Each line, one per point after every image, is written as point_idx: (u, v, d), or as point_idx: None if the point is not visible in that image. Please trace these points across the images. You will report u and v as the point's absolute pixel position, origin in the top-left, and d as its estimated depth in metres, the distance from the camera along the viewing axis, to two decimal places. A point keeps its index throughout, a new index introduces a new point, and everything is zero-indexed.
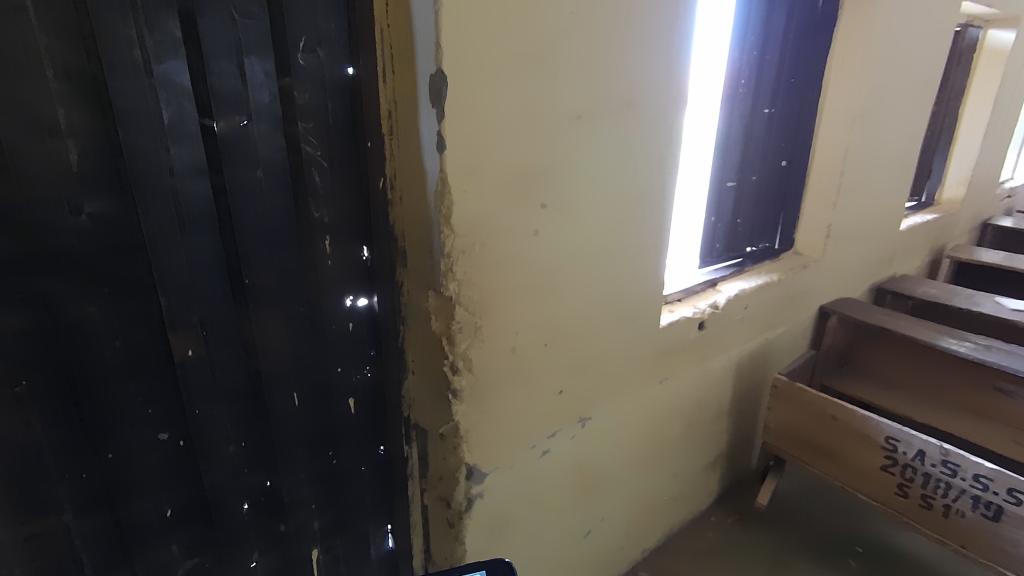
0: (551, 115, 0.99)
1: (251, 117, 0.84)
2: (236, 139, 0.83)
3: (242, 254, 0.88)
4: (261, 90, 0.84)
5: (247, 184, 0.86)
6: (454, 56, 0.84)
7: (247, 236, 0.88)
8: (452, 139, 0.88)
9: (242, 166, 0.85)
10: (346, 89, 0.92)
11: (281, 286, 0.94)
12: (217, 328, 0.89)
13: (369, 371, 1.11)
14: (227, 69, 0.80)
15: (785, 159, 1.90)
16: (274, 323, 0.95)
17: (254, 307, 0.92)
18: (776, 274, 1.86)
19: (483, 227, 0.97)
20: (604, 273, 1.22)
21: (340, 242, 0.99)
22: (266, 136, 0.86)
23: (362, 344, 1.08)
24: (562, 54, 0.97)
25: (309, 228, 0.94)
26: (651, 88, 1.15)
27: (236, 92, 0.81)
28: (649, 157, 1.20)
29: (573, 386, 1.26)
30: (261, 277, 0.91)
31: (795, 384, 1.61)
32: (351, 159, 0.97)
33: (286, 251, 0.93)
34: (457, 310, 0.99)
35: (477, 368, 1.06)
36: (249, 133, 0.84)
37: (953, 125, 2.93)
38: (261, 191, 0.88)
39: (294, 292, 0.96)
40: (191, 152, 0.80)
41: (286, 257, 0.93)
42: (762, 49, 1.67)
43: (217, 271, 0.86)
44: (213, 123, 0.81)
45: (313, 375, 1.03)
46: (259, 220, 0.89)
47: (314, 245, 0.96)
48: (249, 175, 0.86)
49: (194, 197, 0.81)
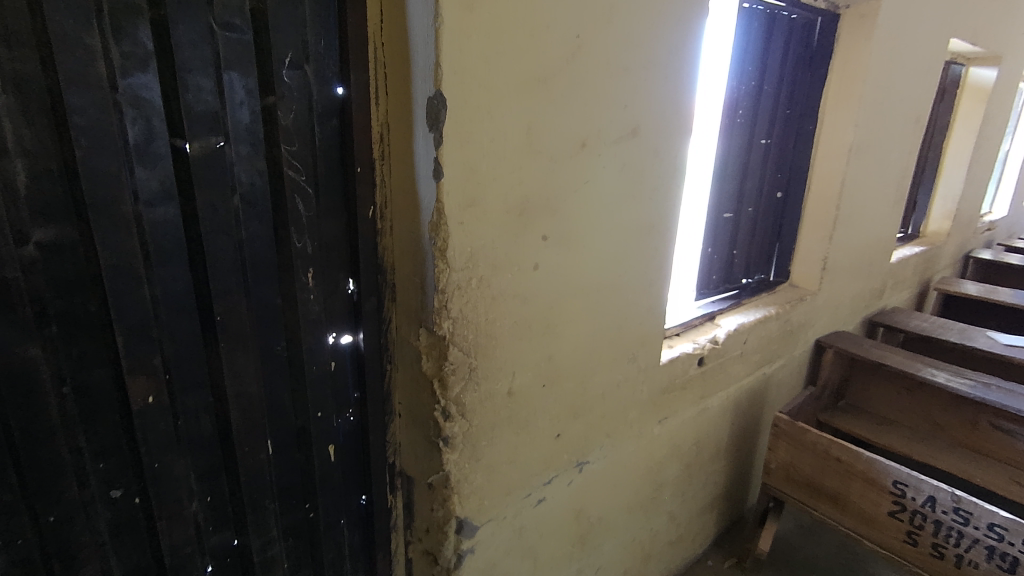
0: (554, 144, 0.93)
1: (230, 138, 0.76)
2: (212, 162, 0.75)
3: (214, 287, 0.79)
4: (241, 110, 0.76)
5: (221, 210, 0.78)
6: (455, 78, 0.78)
7: (219, 266, 0.79)
8: (450, 166, 0.81)
9: (217, 192, 0.77)
10: (335, 111, 0.85)
11: (256, 322, 0.85)
12: (181, 369, 0.79)
13: (351, 414, 1.02)
14: (203, 85, 0.72)
15: (780, 191, 1.89)
16: (247, 364, 0.85)
17: (225, 347, 0.82)
18: (774, 307, 1.82)
19: (481, 261, 0.90)
20: (605, 308, 1.15)
21: (324, 275, 0.91)
22: (245, 159, 0.78)
23: (345, 386, 0.99)
24: (567, 81, 0.91)
25: (291, 259, 0.86)
26: (656, 116, 1.09)
27: (214, 111, 0.74)
28: (652, 189, 1.15)
29: (570, 429, 1.18)
30: (234, 312, 0.82)
31: (795, 423, 1.55)
32: (338, 186, 0.89)
33: (263, 285, 0.84)
34: (451, 350, 0.91)
35: (470, 413, 0.97)
36: (226, 156, 0.76)
37: (938, 159, 2.97)
38: (239, 219, 0.80)
39: (270, 329, 0.87)
40: (158, 175, 0.71)
41: (262, 291, 0.85)
42: (760, 79, 1.65)
43: (183, 306, 0.77)
44: (186, 144, 0.73)
45: (288, 420, 0.93)
46: (234, 250, 0.80)
47: (295, 278, 0.87)
48: (224, 202, 0.78)
49: (161, 225, 0.73)
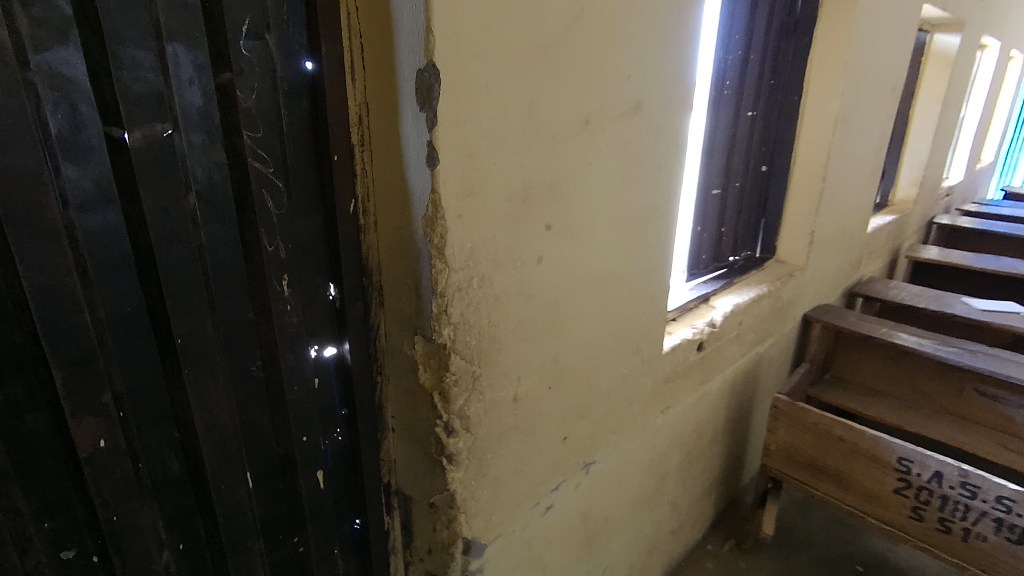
0: (557, 122, 0.83)
1: (181, 125, 0.63)
2: (160, 156, 0.62)
3: (171, 304, 0.66)
4: (192, 91, 0.63)
5: (174, 212, 0.65)
6: (449, 48, 0.66)
7: (174, 279, 0.66)
8: (446, 152, 0.70)
9: (167, 191, 0.63)
10: (304, 91, 0.73)
11: (226, 342, 0.73)
12: (137, 404, 0.66)
13: (339, 434, 0.91)
14: (142, 60, 0.59)
15: (765, 164, 1.84)
16: (217, 391, 0.73)
17: (189, 373, 0.70)
18: (765, 284, 1.77)
19: (483, 258, 0.79)
20: (610, 299, 1.06)
21: (301, 281, 0.79)
22: (200, 151, 0.66)
23: (331, 404, 0.88)
24: (569, 50, 0.81)
25: (262, 266, 0.74)
26: (658, 88, 1.00)
27: (159, 94, 0.61)
28: (654, 169, 1.06)
29: (576, 430, 1.10)
30: (197, 331, 0.69)
31: (796, 404, 1.52)
32: (312, 178, 0.77)
33: (231, 298, 0.72)
34: (453, 360, 0.81)
35: (475, 426, 0.88)
36: (176, 147, 0.63)
37: (905, 127, 2.99)
38: (198, 222, 0.67)
39: (242, 348, 0.75)
40: (92, 173, 0.58)
41: (230, 305, 0.72)
42: (747, 48, 1.57)
43: (135, 328, 0.64)
44: (125, 134, 0.59)
45: (268, 448, 0.82)
46: (194, 259, 0.67)
47: (267, 287, 0.75)
48: (178, 202, 0.65)
49: (100, 234, 0.60)
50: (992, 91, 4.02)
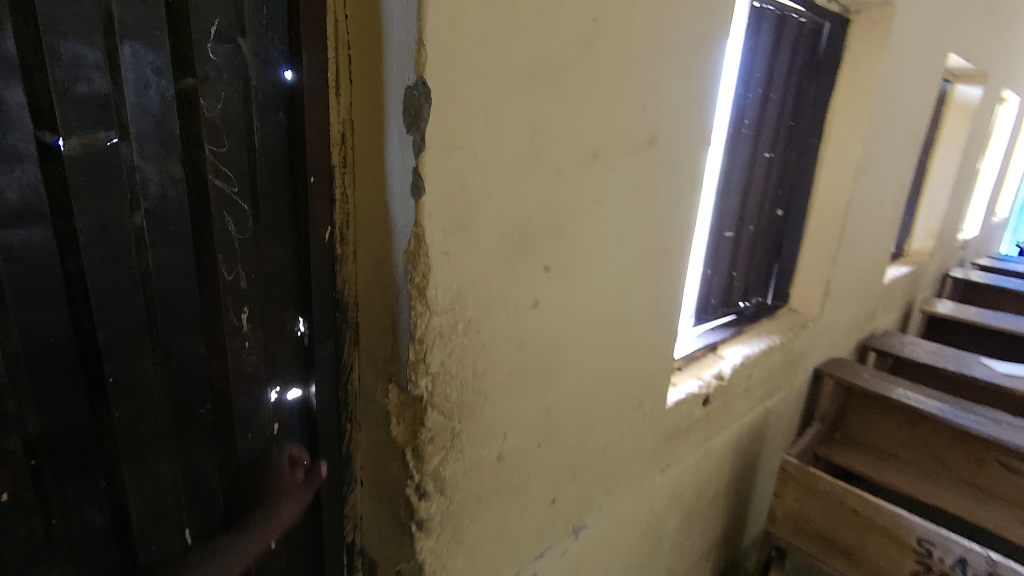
0: (562, 154, 0.75)
1: (129, 135, 0.55)
2: (102, 169, 0.54)
3: (103, 336, 0.57)
4: (146, 97, 0.55)
5: (115, 232, 0.56)
6: (443, 63, 0.58)
7: (111, 308, 0.57)
8: (434, 180, 0.61)
9: (106, 208, 0.55)
10: (281, 104, 0.65)
11: (169, 380, 0.63)
12: (53, 453, 0.57)
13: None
14: (87, 56, 0.51)
15: (781, 208, 1.76)
16: (154, 437, 0.63)
17: (120, 416, 0.60)
18: (777, 335, 1.67)
19: (470, 301, 0.70)
20: (610, 348, 0.97)
21: (263, 314, 0.70)
22: (152, 164, 0.57)
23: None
24: (579, 76, 0.73)
25: (218, 296, 0.65)
26: (675, 124, 0.92)
27: (106, 97, 0.53)
28: (666, 210, 0.98)
29: (566, 491, 0.99)
30: (134, 368, 0.60)
31: (808, 470, 1.42)
32: (284, 201, 0.68)
33: (179, 332, 0.63)
34: (429, 414, 0.71)
35: (450, 487, 0.78)
36: (122, 159, 0.55)
37: (922, 176, 2.91)
38: (144, 243, 0.58)
39: (189, 387, 0.65)
40: (14, 182, 0.49)
41: (178, 339, 0.63)
42: (767, 87, 1.50)
43: (59, 362, 0.55)
44: (60, 140, 0.51)
45: (213, 501, 0.72)
46: (138, 286, 0.59)
47: (222, 320, 0.66)
48: (121, 220, 0.56)
49: (20, 254, 0.51)
50: (1010, 144, 3.94)
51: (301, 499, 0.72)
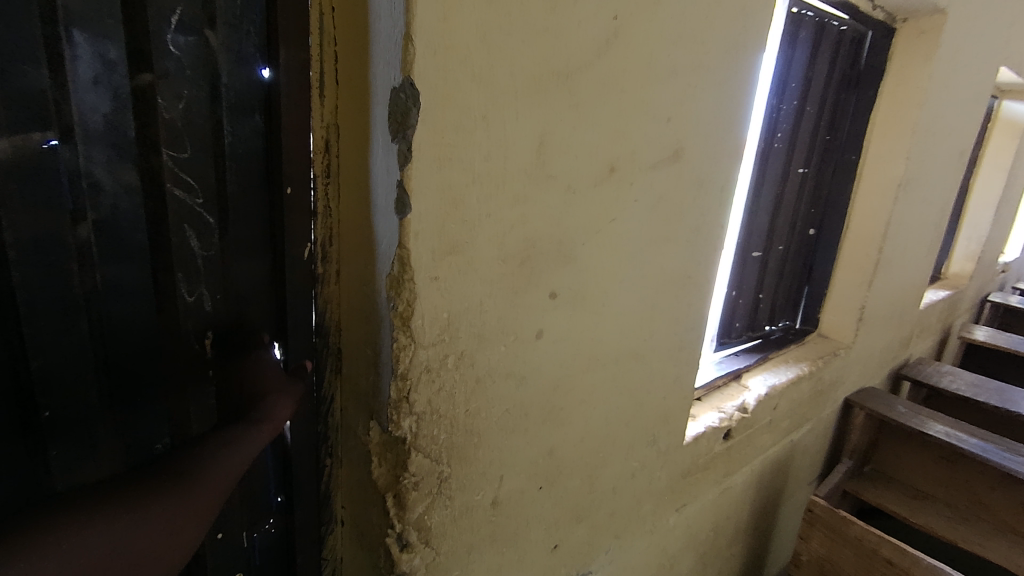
0: (574, 169, 0.66)
1: (76, 135, 0.48)
2: (38, 176, 0.47)
3: (36, 365, 0.50)
4: (96, 92, 0.48)
5: (53, 247, 0.49)
6: (435, 63, 0.50)
7: (44, 334, 0.50)
8: (423, 197, 0.53)
9: (42, 219, 0.48)
10: (255, 106, 0.58)
11: (119, 412, 0.56)
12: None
13: (272, 525, 0.73)
14: (20, 45, 0.44)
15: (813, 227, 1.65)
16: (98, 473, 0.56)
17: (56, 453, 0.53)
18: (806, 363, 1.56)
19: (463, 332, 0.62)
20: (623, 382, 0.88)
21: (230, 338, 0.63)
22: (102, 170, 0.50)
23: (263, 491, 0.71)
24: (596, 81, 0.64)
25: (177, 319, 0.58)
26: (703, 136, 0.83)
27: (47, 92, 0.46)
28: (690, 231, 0.88)
29: (570, 536, 0.90)
30: (75, 397, 0.53)
31: (836, 513, 1.31)
32: (258, 214, 0.61)
33: (132, 358, 0.56)
34: (413, 458, 0.63)
35: (437, 537, 0.69)
36: (63, 165, 0.48)
37: (964, 196, 2.76)
38: (90, 261, 0.51)
39: (144, 419, 0.58)
40: None
41: (130, 366, 0.56)
42: (803, 98, 1.39)
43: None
44: None
45: None
46: (81, 308, 0.52)
47: (181, 346, 0.59)
48: (61, 234, 0.49)
49: None
50: None
51: (293, 394, 0.61)
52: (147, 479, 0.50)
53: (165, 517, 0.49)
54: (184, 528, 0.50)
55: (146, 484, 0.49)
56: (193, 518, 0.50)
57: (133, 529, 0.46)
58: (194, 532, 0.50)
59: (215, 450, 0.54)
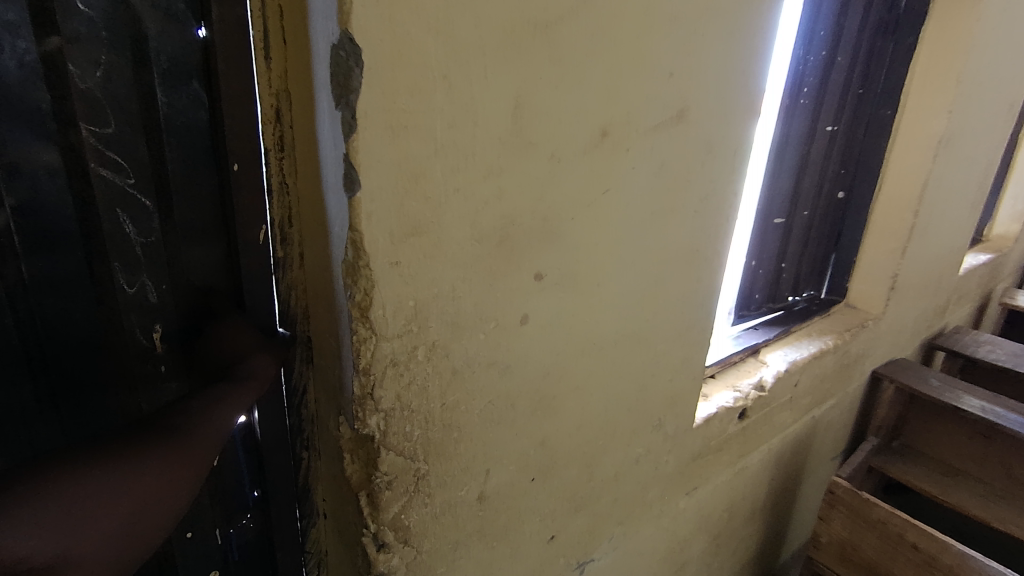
0: (559, 135, 0.58)
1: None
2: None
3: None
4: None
5: None
6: (380, 14, 0.43)
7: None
8: (374, 173, 0.47)
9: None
10: (191, 73, 0.50)
11: (60, 409, 0.53)
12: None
13: (248, 516, 0.70)
14: None
15: (842, 190, 1.52)
16: None
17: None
18: (830, 336, 1.46)
19: (434, 322, 0.56)
20: (623, 367, 0.82)
21: (183, 329, 0.58)
22: (11, 149, 0.45)
23: (238, 484, 0.67)
24: (582, 32, 0.56)
25: (121, 311, 0.54)
26: (713, 93, 0.73)
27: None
28: (698, 201, 0.80)
29: (568, 527, 0.86)
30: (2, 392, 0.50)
31: (859, 494, 1.25)
32: (206, 193, 0.55)
33: (72, 353, 0.53)
34: (385, 456, 0.58)
35: (417, 535, 0.65)
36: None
37: (1012, 152, 2.56)
38: (8, 249, 0.47)
39: (89, 415, 0.55)
40: None
41: (75, 356, 0.53)
42: (834, 48, 1.26)
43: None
44: None
45: None
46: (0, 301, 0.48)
47: (127, 339, 0.55)
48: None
49: None
50: None
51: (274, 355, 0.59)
52: (138, 434, 0.48)
53: (162, 471, 0.46)
54: (181, 489, 0.47)
55: (137, 440, 0.47)
56: (190, 472, 0.48)
57: (136, 479, 0.45)
58: (192, 488, 0.48)
59: (204, 405, 0.52)
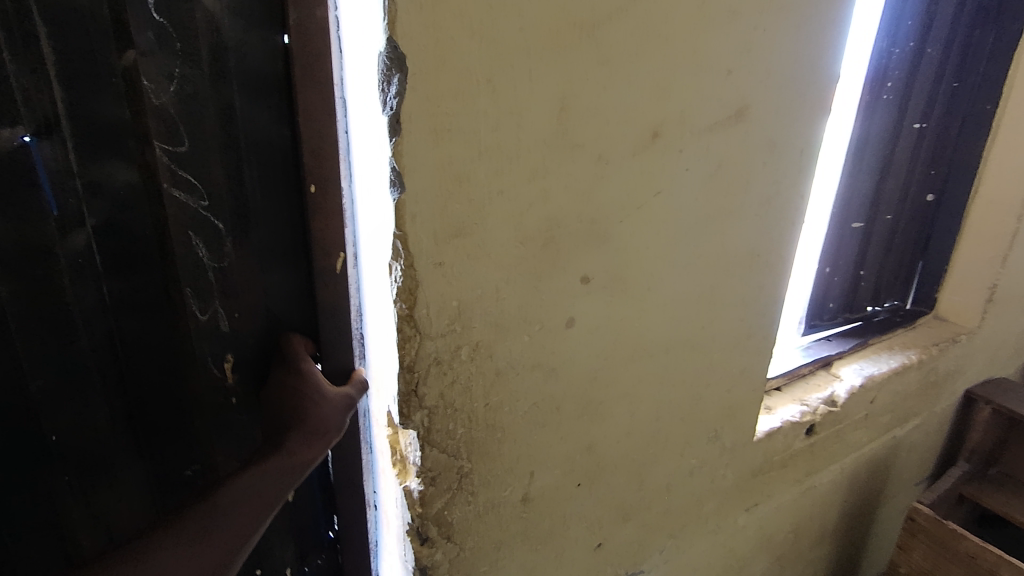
0: (606, 136, 0.58)
1: (61, 129, 0.48)
2: (11, 169, 0.48)
3: (36, 388, 0.55)
4: (80, 81, 0.48)
5: (58, 246, 0.52)
6: (422, 20, 0.44)
7: (53, 334, 0.54)
8: (418, 175, 0.48)
9: (30, 216, 0.50)
10: (275, 87, 0.55)
11: (141, 419, 0.61)
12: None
13: (322, 556, 0.77)
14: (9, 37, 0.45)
15: (931, 193, 1.40)
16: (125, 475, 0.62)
17: (87, 457, 0.59)
18: (915, 351, 1.35)
19: (477, 322, 0.57)
20: (677, 375, 0.79)
21: (247, 354, 0.64)
22: (92, 169, 0.51)
23: (316, 527, 0.75)
24: (632, 31, 0.55)
25: (194, 337, 0.60)
26: (775, 90, 0.70)
27: (27, 79, 0.46)
28: (759, 203, 0.76)
29: (617, 535, 0.84)
30: (84, 431, 0.58)
31: (943, 524, 1.14)
32: (281, 209, 0.59)
33: (148, 388, 0.60)
34: (428, 452, 0.60)
35: (461, 533, 0.66)
36: (41, 157, 0.49)
37: None
38: (89, 268, 0.53)
39: (168, 453, 0.63)
40: None
41: (152, 377, 0.60)
42: (923, 39, 1.17)
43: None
44: (26, 136, 0.47)
45: None
46: (80, 324, 0.55)
47: (199, 370, 0.62)
48: (51, 238, 0.51)
49: None
50: None
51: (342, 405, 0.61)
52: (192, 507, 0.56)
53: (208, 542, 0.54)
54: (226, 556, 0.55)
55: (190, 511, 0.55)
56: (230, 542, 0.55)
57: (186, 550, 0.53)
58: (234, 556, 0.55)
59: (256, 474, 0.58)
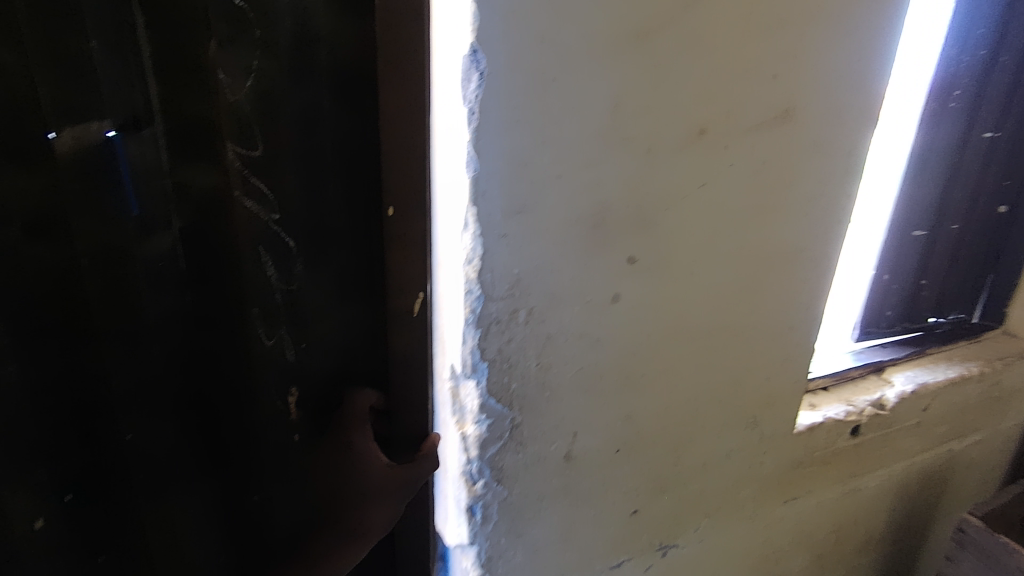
0: (655, 131, 0.65)
1: (153, 124, 0.61)
2: (104, 162, 0.61)
3: (125, 378, 0.69)
4: (175, 81, 0.60)
5: (159, 234, 0.66)
6: (498, 28, 0.53)
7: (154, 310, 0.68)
8: (489, 158, 0.58)
9: (118, 216, 0.63)
10: (362, 93, 0.66)
11: (218, 396, 0.75)
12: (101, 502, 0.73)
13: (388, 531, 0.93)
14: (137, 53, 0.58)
15: (1004, 204, 1.34)
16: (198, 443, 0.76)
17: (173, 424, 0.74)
18: (976, 364, 1.33)
19: (534, 289, 0.66)
20: (717, 358, 0.85)
21: (303, 365, 0.77)
22: (180, 167, 0.64)
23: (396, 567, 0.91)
24: (681, 39, 0.62)
25: (262, 354, 0.74)
26: (821, 95, 0.75)
27: (119, 69, 0.58)
28: (804, 201, 0.81)
29: (653, 506, 0.91)
30: (155, 428, 0.73)
31: (994, 536, 1.13)
32: (345, 216, 0.71)
33: (217, 390, 0.75)
34: (485, 399, 0.69)
35: (509, 478, 0.75)
36: (125, 151, 0.61)
37: None
38: (173, 264, 0.68)
39: (235, 454, 0.78)
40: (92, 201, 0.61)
41: (229, 365, 0.74)
42: (996, 47, 1.15)
43: (90, 433, 0.70)
44: (110, 131, 0.60)
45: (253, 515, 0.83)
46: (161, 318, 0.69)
47: (267, 371, 0.75)
48: (148, 235, 0.65)
49: (95, 258, 0.64)
50: None
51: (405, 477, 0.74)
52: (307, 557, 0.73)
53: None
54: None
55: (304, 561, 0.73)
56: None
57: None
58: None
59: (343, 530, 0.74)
